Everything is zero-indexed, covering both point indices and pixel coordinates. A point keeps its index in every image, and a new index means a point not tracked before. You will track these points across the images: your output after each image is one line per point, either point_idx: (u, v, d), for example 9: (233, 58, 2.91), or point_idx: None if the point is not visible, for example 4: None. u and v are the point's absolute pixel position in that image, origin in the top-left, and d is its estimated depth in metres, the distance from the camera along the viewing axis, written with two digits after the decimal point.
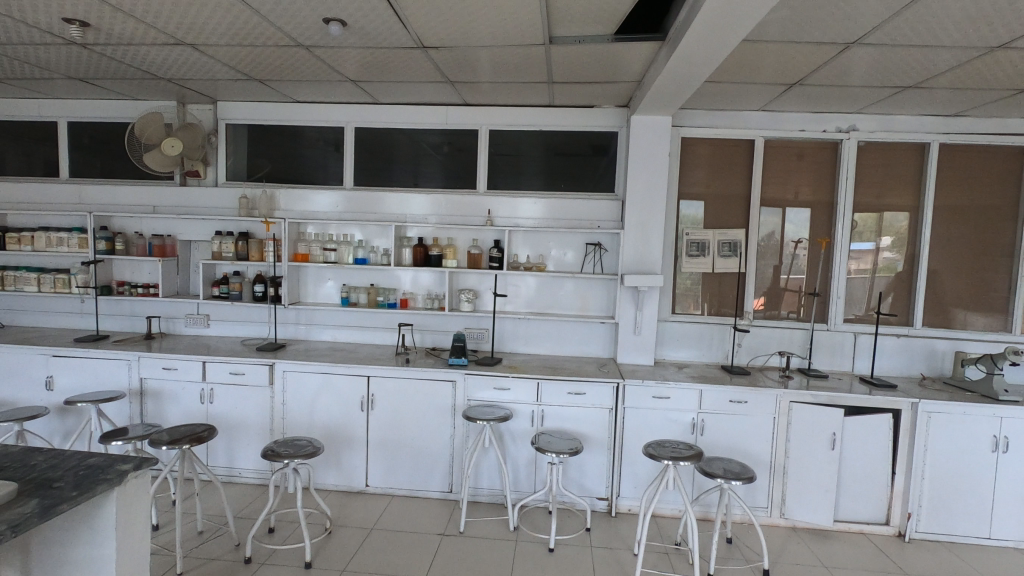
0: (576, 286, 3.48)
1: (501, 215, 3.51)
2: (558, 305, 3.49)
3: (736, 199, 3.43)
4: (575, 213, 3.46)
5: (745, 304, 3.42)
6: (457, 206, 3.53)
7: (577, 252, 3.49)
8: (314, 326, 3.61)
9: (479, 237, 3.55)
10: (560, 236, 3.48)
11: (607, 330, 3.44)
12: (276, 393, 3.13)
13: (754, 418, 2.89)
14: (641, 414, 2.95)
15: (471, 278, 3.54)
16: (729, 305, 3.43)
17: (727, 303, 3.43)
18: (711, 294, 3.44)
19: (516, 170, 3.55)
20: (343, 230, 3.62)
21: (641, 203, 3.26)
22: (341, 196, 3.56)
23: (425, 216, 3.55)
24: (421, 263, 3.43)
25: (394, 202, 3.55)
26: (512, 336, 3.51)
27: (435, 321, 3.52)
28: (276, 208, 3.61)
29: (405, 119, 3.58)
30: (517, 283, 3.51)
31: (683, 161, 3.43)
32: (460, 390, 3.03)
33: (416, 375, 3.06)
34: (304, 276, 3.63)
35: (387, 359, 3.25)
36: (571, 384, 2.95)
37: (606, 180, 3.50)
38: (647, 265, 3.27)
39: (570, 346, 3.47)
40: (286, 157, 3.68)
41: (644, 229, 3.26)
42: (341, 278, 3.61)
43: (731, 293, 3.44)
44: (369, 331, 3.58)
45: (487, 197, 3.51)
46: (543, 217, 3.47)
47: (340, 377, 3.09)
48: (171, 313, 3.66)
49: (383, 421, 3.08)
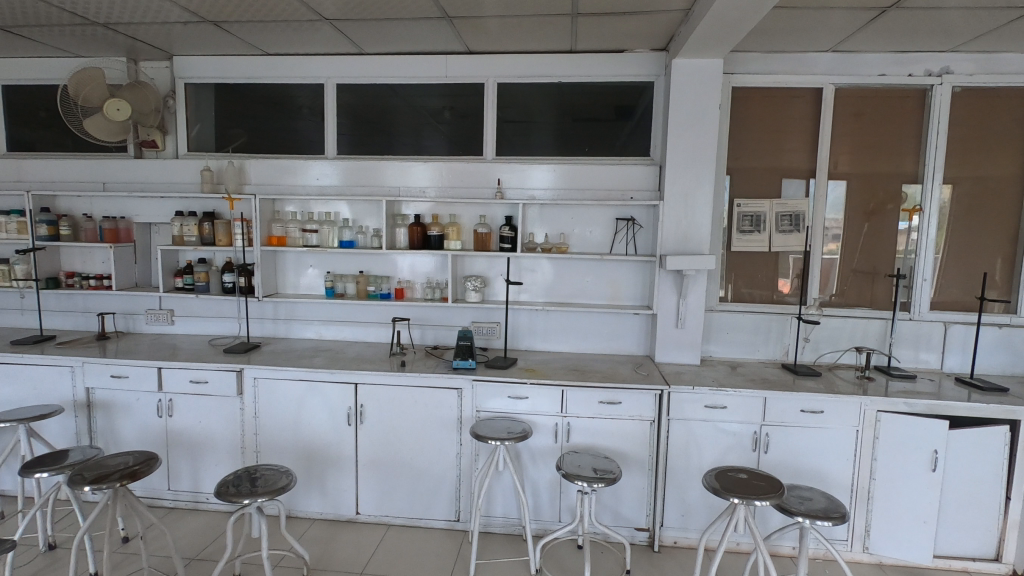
0: (604, 272, 2.90)
1: (513, 186, 2.92)
2: (582, 294, 2.93)
3: (799, 161, 2.82)
4: (602, 182, 2.87)
5: (811, 289, 2.83)
6: (462, 178, 2.95)
7: (606, 229, 2.89)
8: (296, 321, 3.08)
9: (487, 213, 2.97)
10: (585, 210, 2.89)
11: (642, 323, 2.88)
12: (246, 405, 2.60)
13: (832, 432, 2.33)
14: (691, 427, 2.39)
15: (479, 264, 2.98)
16: (791, 290, 2.85)
17: (787, 289, 2.85)
18: (768, 278, 2.86)
19: (532, 132, 2.96)
20: (326, 207, 3.05)
21: (686, 168, 2.66)
22: (325, 167, 3.00)
23: (422, 189, 2.97)
24: (418, 245, 2.86)
25: (385, 172, 2.98)
26: (528, 331, 2.95)
27: (437, 315, 2.97)
28: (246, 183, 3.04)
29: (396, 73, 2.99)
30: (534, 268, 2.95)
31: (734, 116, 2.82)
32: (467, 400, 2.49)
33: (413, 382, 2.52)
34: (282, 263, 3.08)
35: (380, 361, 2.71)
36: (603, 391, 2.40)
37: (640, 143, 2.91)
38: (693, 244, 2.69)
39: (598, 343, 2.91)
40: (259, 124, 3.11)
41: (689, 199, 2.68)
42: (325, 265, 3.05)
43: (792, 276, 2.85)
44: (359, 327, 3.04)
45: (497, 164, 2.92)
46: (564, 187, 2.88)
47: (322, 385, 2.55)
48: (129, 309, 3.13)
49: (375, 438, 2.55)
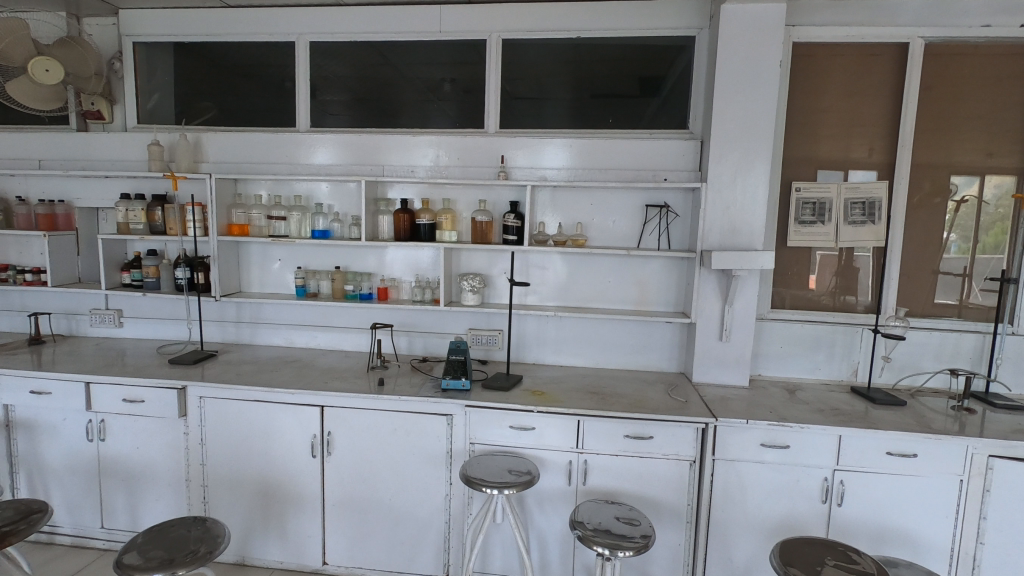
0: (630, 271, 2.39)
1: (520, 165, 2.40)
2: (603, 297, 2.42)
3: (877, 136, 2.27)
4: (629, 161, 2.34)
5: (861, 292, 2.33)
6: (459, 155, 2.44)
7: (634, 218, 2.35)
8: (262, 325, 2.61)
9: (489, 198, 2.45)
10: (608, 194, 2.35)
11: (675, 333, 2.37)
12: (190, 429, 2.13)
13: (928, 482, 1.80)
14: (741, 471, 1.87)
15: (478, 259, 2.47)
16: (836, 290, 2.34)
17: (825, 287, 2.34)
18: (811, 278, 2.34)
19: (544, 99, 2.45)
20: (297, 190, 2.54)
21: (735, 142, 2.13)
22: (295, 142, 2.51)
23: (410, 168, 2.47)
24: (405, 236, 2.38)
25: (368, 148, 2.49)
26: (537, 342, 2.45)
27: (428, 319, 2.48)
28: (202, 160, 2.56)
29: (382, 28, 2.48)
30: (543, 264, 2.44)
31: (794, 80, 2.28)
32: (459, 430, 1.99)
33: (392, 406, 2.03)
34: (245, 256, 2.60)
35: (356, 377, 2.22)
36: (629, 424, 1.89)
37: (676, 113, 2.38)
38: (742, 237, 2.17)
39: (621, 356, 2.41)
40: (221, 91, 2.64)
41: (739, 182, 2.15)
42: (295, 258, 2.56)
43: (836, 276, 2.34)
44: (336, 333, 2.56)
45: (501, 138, 2.41)
46: (581, 166, 2.36)
47: (280, 408, 2.07)
48: (72, 309, 2.69)
49: (346, 474, 2.07)
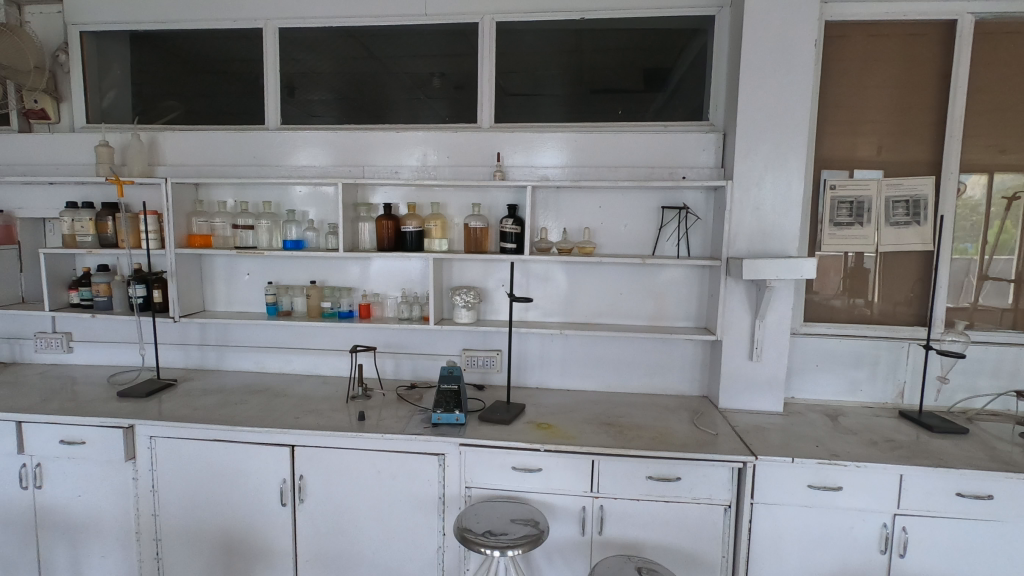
0: (644, 282, 2.12)
1: (516, 164, 2.12)
2: (614, 311, 2.14)
3: (923, 125, 2.00)
4: (643, 157, 2.07)
5: (874, 294, 2.06)
6: (449, 154, 2.16)
7: (648, 221, 2.08)
8: (230, 348, 2.31)
9: (484, 201, 2.16)
10: (618, 195, 2.08)
11: (695, 352, 2.09)
12: (140, 474, 1.83)
13: (1007, 527, 1.52)
14: (785, 517, 1.59)
15: (473, 270, 2.19)
16: (849, 293, 2.07)
17: (838, 291, 2.07)
18: (842, 285, 2.07)
19: (543, 91, 2.18)
20: (265, 195, 2.23)
21: (764, 135, 1.87)
22: (263, 142, 2.22)
23: (394, 169, 2.18)
24: (389, 246, 2.10)
25: (346, 147, 2.20)
26: (540, 363, 2.16)
27: (416, 339, 2.20)
28: (158, 163, 2.27)
29: (360, 11, 2.21)
30: (545, 276, 2.16)
31: (828, 63, 2.02)
32: (453, 472, 1.70)
33: (374, 445, 1.73)
34: (208, 271, 2.30)
35: (333, 408, 1.93)
36: (652, 463, 1.61)
37: (693, 103, 2.11)
38: (772, 242, 1.91)
39: (636, 378, 2.13)
40: (181, 87, 2.36)
41: (768, 179, 1.89)
42: (264, 272, 2.27)
43: (849, 278, 2.07)
44: (313, 356, 2.27)
45: (495, 135, 2.13)
46: (589, 164, 2.08)
47: (243, 448, 1.78)
48: (15, 333, 2.38)
49: (322, 524, 1.77)
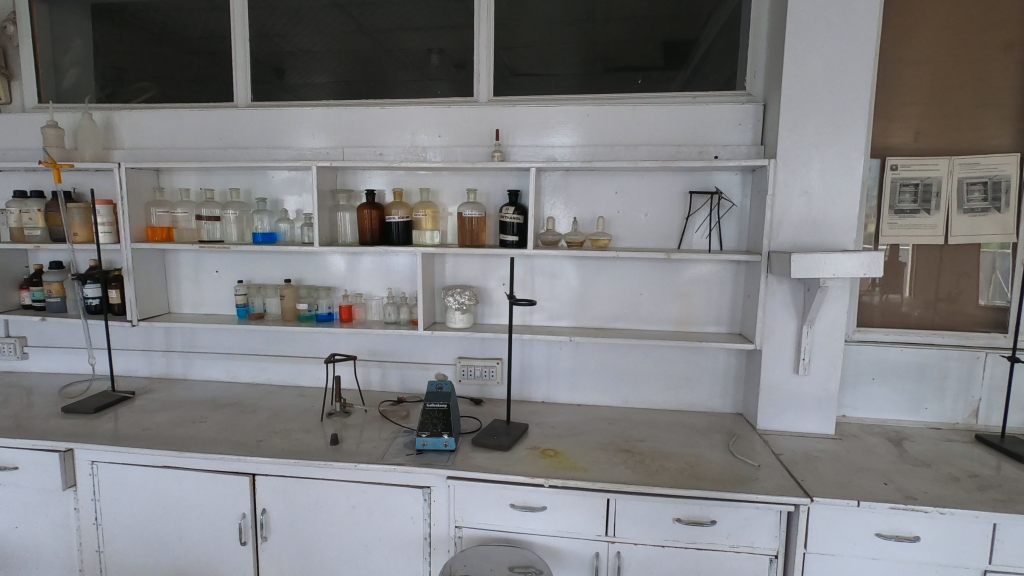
0: (668, 280, 1.82)
1: (519, 143, 1.82)
2: (632, 314, 1.85)
3: (1009, 92, 1.66)
4: (667, 133, 1.76)
5: (942, 294, 1.74)
6: (440, 132, 1.86)
7: (673, 210, 1.77)
8: (199, 355, 2.06)
9: (482, 186, 1.87)
10: (638, 178, 1.77)
11: (728, 362, 1.79)
12: (82, 504, 1.58)
13: None
14: (846, 572, 1.29)
15: (469, 267, 1.91)
16: (913, 294, 1.75)
17: (898, 290, 1.75)
18: (904, 284, 1.75)
19: (550, 60, 1.87)
20: (234, 181, 1.96)
21: (814, 105, 1.56)
22: (231, 121, 1.95)
23: (377, 151, 1.89)
24: (373, 240, 1.83)
25: (325, 125, 1.91)
26: (546, 374, 1.88)
27: (405, 346, 1.93)
28: (115, 146, 2.01)
29: None
30: (552, 273, 1.87)
31: (892, 17, 1.69)
32: (441, 509, 1.43)
33: (348, 476, 1.46)
34: (174, 268, 2.04)
35: (305, 427, 1.66)
36: (681, 504, 1.31)
37: (727, 70, 1.80)
38: (823, 232, 1.60)
39: (658, 391, 1.83)
40: (141, 61, 2.09)
41: (819, 157, 1.57)
42: (234, 269, 2.01)
43: (913, 276, 1.75)
44: (291, 363, 2.01)
45: (495, 110, 1.82)
46: (604, 142, 1.78)
47: (197, 477, 1.52)
48: None
49: (289, 566, 1.51)
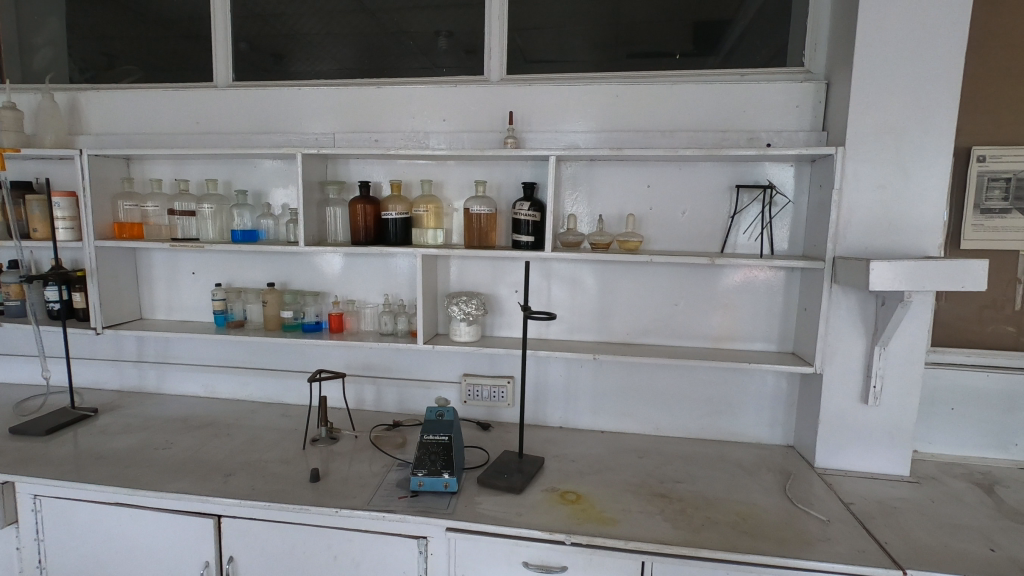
0: (707, 290, 1.56)
1: (535, 129, 1.57)
2: (665, 327, 1.59)
3: None
4: (709, 117, 1.49)
5: None
6: (445, 116, 1.61)
7: (715, 206, 1.52)
8: (174, 366, 1.84)
9: (492, 179, 1.62)
10: (674, 170, 1.52)
11: (778, 386, 1.53)
12: (25, 544, 1.36)
13: None
14: None
15: (476, 272, 1.66)
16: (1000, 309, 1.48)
17: (983, 305, 1.48)
18: (991, 296, 1.47)
19: (571, 30, 1.61)
20: (211, 172, 1.73)
21: (894, 81, 1.29)
22: (208, 103, 1.71)
23: (371, 137, 1.64)
24: (370, 239, 1.60)
25: (312, 108, 1.67)
26: (564, 396, 1.63)
27: (402, 360, 1.69)
28: (81, 132, 1.78)
29: None
30: (572, 279, 1.62)
31: None
32: (438, 565, 1.18)
33: (329, 522, 1.22)
34: (146, 269, 1.82)
35: (284, 456, 1.43)
36: (735, 571, 1.06)
37: (781, 43, 1.52)
38: (900, 235, 1.33)
39: (694, 417, 1.58)
40: (106, 33, 1.84)
41: (898, 145, 1.31)
42: (212, 271, 1.78)
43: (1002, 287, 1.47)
44: (275, 378, 1.79)
45: (507, 89, 1.57)
46: (634, 128, 1.52)
47: (153, 516, 1.28)
48: None
49: None
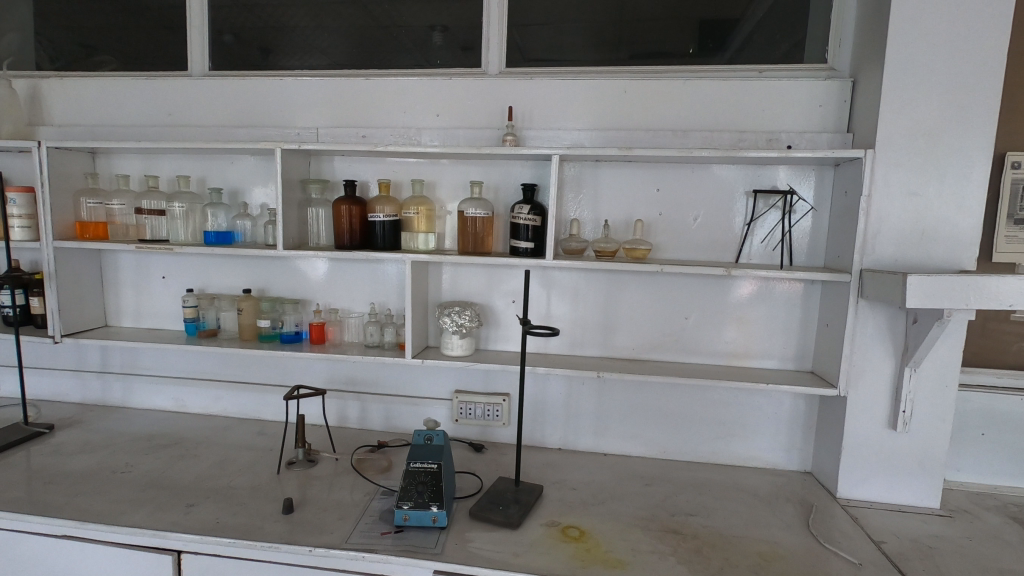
0: (719, 302, 1.45)
1: (536, 126, 1.45)
2: (673, 342, 1.48)
3: None
4: (724, 117, 1.38)
5: None
6: (439, 111, 1.49)
7: (729, 213, 1.41)
8: (141, 378, 1.70)
9: (488, 180, 1.50)
10: (686, 173, 1.41)
11: (795, 408, 1.42)
12: None
13: None
14: None
15: (470, 280, 1.54)
16: None
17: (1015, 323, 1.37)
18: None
19: (575, 19, 1.48)
20: (183, 168, 1.59)
21: (931, 79, 1.18)
22: (181, 93, 1.58)
23: (358, 132, 1.52)
24: (354, 243, 1.47)
25: (294, 100, 1.54)
26: (563, 416, 1.51)
27: (389, 374, 1.56)
28: (42, 122, 1.64)
29: None
30: (574, 289, 1.50)
31: None
32: None
33: (304, 560, 1.08)
34: (112, 272, 1.68)
35: (256, 482, 1.29)
36: None
37: (802, 38, 1.41)
38: (933, 247, 1.22)
39: (704, 440, 1.46)
40: (71, 16, 1.70)
41: (933, 149, 1.20)
42: (184, 275, 1.64)
43: None
44: (251, 392, 1.65)
45: (507, 83, 1.45)
46: (643, 127, 1.41)
47: (103, 553, 1.13)
48: None
49: None
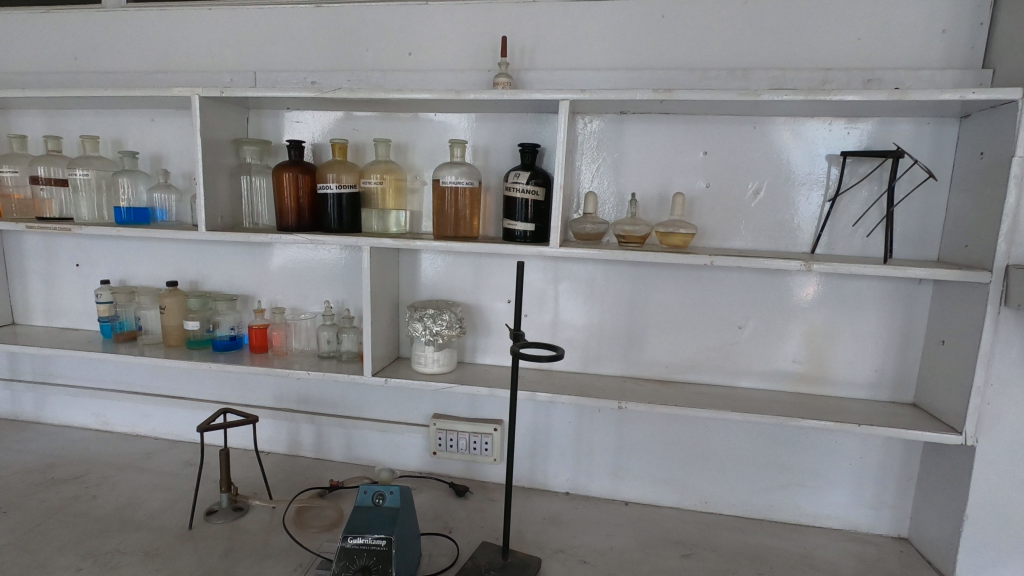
0: (783, 307, 1.07)
1: (539, 68, 1.08)
2: (719, 359, 1.11)
3: None
4: (800, 51, 0.99)
5: None
6: (411, 49, 1.13)
7: (802, 184, 1.03)
8: (55, 388, 1.39)
9: (475, 141, 1.14)
10: (744, 129, 1.03)
11: (888, 453, 1.04)
12: None
13: None
14: None
15: (452, 273, 1.18)
16: None
17: None
18: None
19: None
20: (93, 126, 1.26)
21: None
22: (89, 31, 1.24)
23: (307, 77, 1.16)
24: (300, 223, 1.11)
25: (227, 39, 1.19)
26: (570, 452, 1.15)
27: (349, 392, 1.23)
28: None
29: None
30: (587, 286, 1.13)
31: None
32: None
33: None
34: (18, 259, 1.36)
35: (155, 542, 0.97)
36: None
37: None
38: None
39: (758, 491, 1.09)
40: None
41: None
42: (101, 264, 1.32)
43: None
44: (183, 409, 1.33)
45: (500, 8, 1.08)
46: (686, 67, 1.02)
47: None
48: None
49: None
